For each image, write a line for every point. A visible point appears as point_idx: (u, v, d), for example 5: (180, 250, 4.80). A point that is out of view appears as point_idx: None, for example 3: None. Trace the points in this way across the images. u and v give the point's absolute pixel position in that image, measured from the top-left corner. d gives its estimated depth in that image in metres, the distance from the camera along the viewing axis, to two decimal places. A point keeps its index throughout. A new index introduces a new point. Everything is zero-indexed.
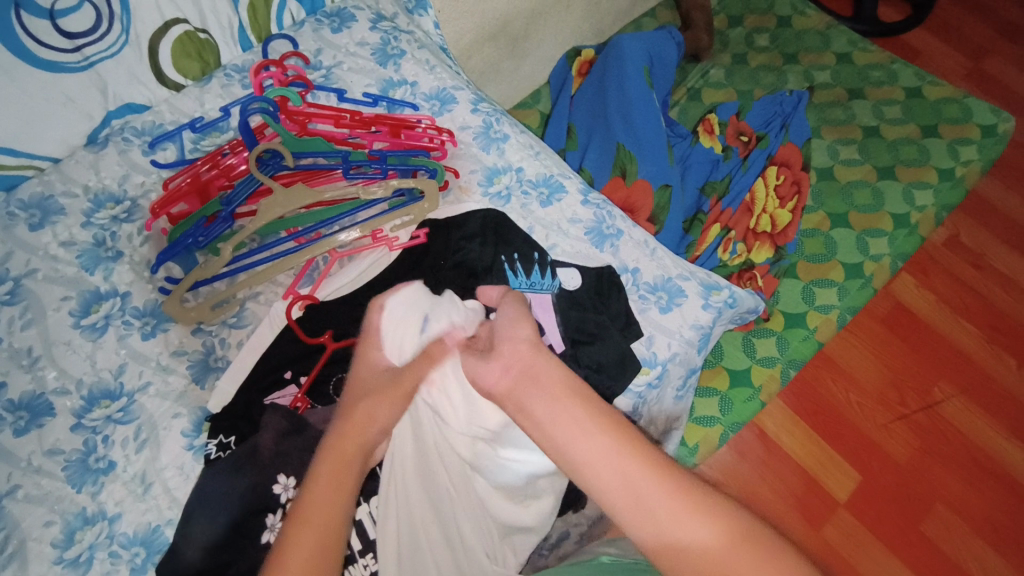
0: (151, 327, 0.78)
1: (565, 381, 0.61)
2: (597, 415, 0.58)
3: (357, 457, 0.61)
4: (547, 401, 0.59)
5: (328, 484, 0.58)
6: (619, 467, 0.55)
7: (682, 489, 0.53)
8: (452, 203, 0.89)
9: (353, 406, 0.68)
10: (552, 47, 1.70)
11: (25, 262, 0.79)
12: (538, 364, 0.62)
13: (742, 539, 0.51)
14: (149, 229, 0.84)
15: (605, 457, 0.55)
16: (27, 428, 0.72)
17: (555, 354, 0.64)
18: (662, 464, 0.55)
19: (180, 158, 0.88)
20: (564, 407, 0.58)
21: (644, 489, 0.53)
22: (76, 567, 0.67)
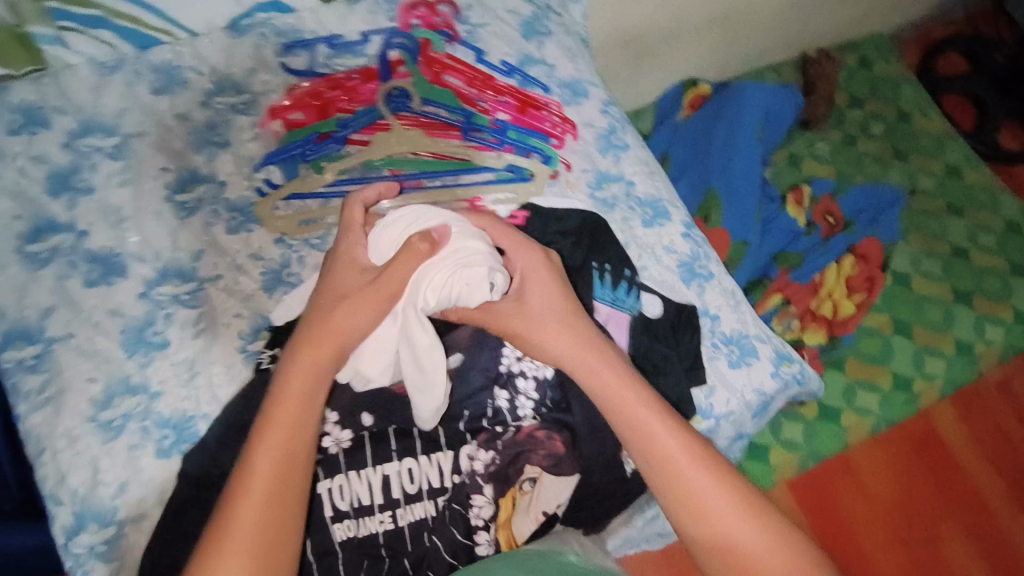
0: (236, 223, 0.78)
1: (624, 381, 0.66)
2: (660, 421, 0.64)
3: (317, 389, 0.59)
4: (621, 396, 0.66)
5: (291, 425, 0.56)
6: (670, 455, 0.62)
7: (728, 477, 0.62)
8: (556, 195, 0.86)
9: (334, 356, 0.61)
10: (674, 70, 1.66)
11: (138, 123, 0.80)
12: (546, 296, 0.71)
13: (770, 527, 0.60)
14: (263, 126, 0.83)
15: (659, 448, 0.63)
16: (97, 282, 0.72)
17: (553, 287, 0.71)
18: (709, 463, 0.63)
19: (308, 68, 0.86)
20: (629, 404, 0.65)
21: (692, 474, 0.61)
22: (106, 431, 0.66)
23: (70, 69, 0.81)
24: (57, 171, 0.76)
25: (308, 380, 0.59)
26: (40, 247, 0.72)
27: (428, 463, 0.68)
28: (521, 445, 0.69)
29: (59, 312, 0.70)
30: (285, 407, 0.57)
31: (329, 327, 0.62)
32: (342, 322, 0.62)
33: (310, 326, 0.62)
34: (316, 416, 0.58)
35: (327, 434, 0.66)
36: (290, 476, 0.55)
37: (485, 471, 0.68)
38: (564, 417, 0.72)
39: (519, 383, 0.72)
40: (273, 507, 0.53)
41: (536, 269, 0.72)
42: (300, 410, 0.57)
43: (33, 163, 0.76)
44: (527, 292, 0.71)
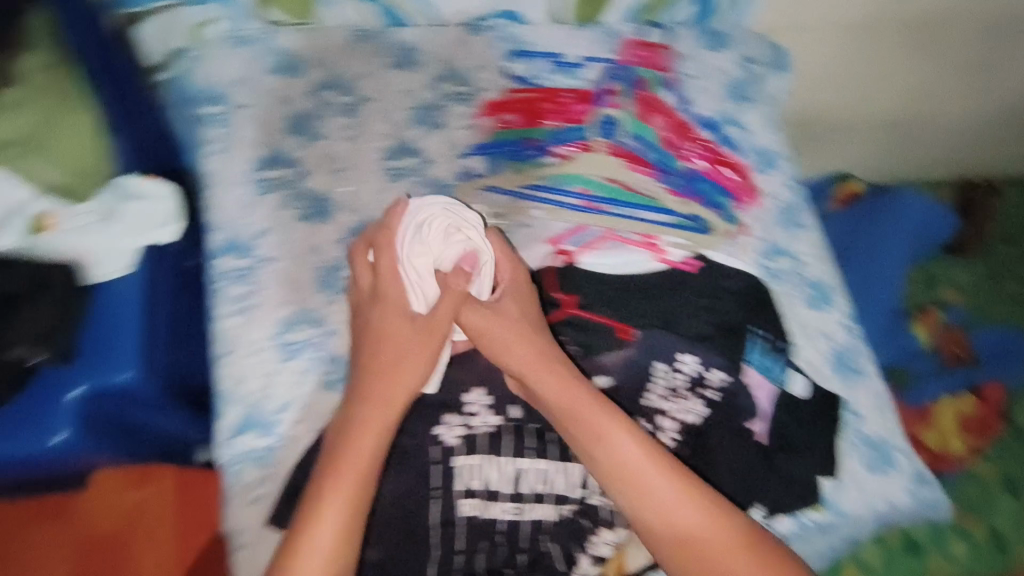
0: (434, 199, 0.84)
1: (644, 455, 0.64)
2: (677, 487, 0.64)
3: (379, 440, 0.63)
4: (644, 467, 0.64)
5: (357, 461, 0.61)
6: (649, 484, 0.63)
7: (711, 506, 0.64)
8: (730, 253, 0.87)
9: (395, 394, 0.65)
10: (887, 155, 1.40)
11: (372, 88, 0.87)
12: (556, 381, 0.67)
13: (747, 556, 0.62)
14: (477, 119, 0.88)
15: (642, 476, 0.64)
16: (307, 219, 0.79)
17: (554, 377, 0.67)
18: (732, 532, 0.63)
19: (526, 78, 0.91)
20: (607, 430, 0.65)
21: (676, 504, 0.63)
22: (286, 351, 0.73)
23: (329, 28, 0.89)
24: (297, 114, 0.83)
25: (369, 431, 0.63)
26: (268, 175, 0.80)
27: (560, 470, 0.70)
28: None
29: (270, 236, 0.77)
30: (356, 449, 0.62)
31: (387, 367, 0.66)
32: (403, 383, 0.66)
33: (372, 371, 0.66)
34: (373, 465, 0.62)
35: (478, 413, 0.71)
36: (353, 513, 0.60)
37: None
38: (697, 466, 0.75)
39: (661, 421, 0.75)
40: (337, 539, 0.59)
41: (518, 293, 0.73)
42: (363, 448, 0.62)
43: (279, 102, 0.83)
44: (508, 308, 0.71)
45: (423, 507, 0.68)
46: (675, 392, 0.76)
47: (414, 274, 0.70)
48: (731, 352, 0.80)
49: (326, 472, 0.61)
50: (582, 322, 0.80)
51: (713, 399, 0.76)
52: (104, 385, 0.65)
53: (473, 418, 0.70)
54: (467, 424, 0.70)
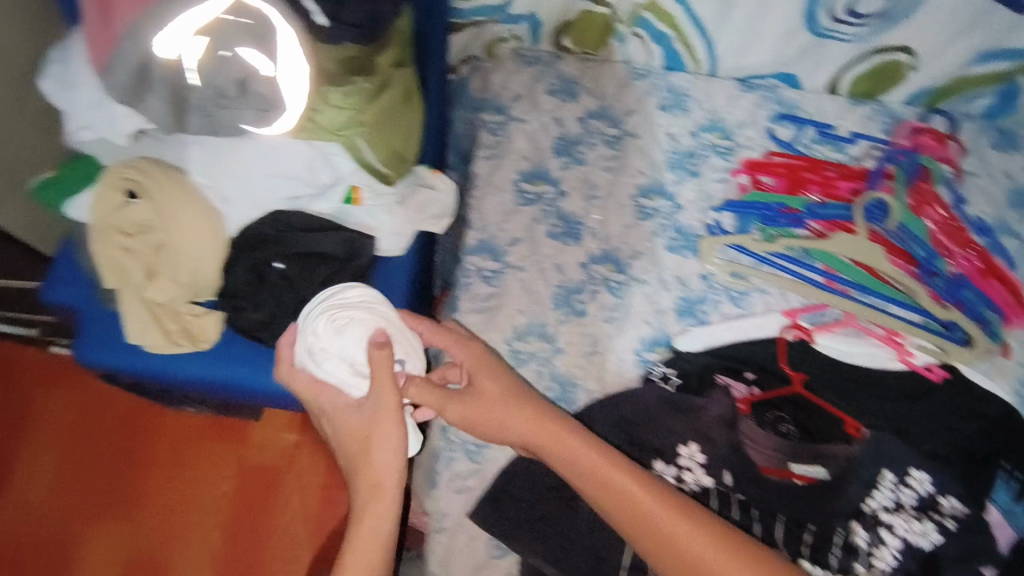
0: (676, 244, 0.85)
1: (655, 498, 0.57)
2: (701, 524, 0.55)
3: (385, 519, 0.55)
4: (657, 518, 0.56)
5: (367, 512, 0.55)
6: (648, 514, 0.56)
7: (725, 526, 0.56)
8: (986, 373, 0.78)
9: (380, 482, 0.56)
10: None
11: (637, 126, 0.89)
12: (533, 424, 0.62)
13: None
14: (732, 175, 0.88)
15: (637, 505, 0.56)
16: (557, 237, 0.83)
17: (531, 414, 0.62)
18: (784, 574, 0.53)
19: (790, 143, 0.89)
20: (597, 466, 0.59)
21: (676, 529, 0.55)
22: (515, 358, 0.77)
23: (610, 60, 0.92)
24: (566, 136, 0.88)
25: (384, 486, 0.56)
26: (530, 188, 0.84)
27: None
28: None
29: (521, 245, 0.82)
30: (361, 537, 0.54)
31: (363, 434, 0.59)
32: (385, 462, 0.57)
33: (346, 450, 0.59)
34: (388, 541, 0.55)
35: (688, 469, 0.71)
36: None
37: None
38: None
39: (883, 535, 0.69)
40: None
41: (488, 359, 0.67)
42: (376, 496, 0.56)
43: (552, 122, 0.88)
44: (482, 384, 0.65)
45: (620, 545, 0.68)
46: (903, 506, 0.70)
47: (348, 369, 0.62)
48: (970, 482, 0.72)
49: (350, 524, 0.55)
50: (806, 405, 0.76)
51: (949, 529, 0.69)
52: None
53: (683, 473, 0.71)
54: (677, 476, 0.71)
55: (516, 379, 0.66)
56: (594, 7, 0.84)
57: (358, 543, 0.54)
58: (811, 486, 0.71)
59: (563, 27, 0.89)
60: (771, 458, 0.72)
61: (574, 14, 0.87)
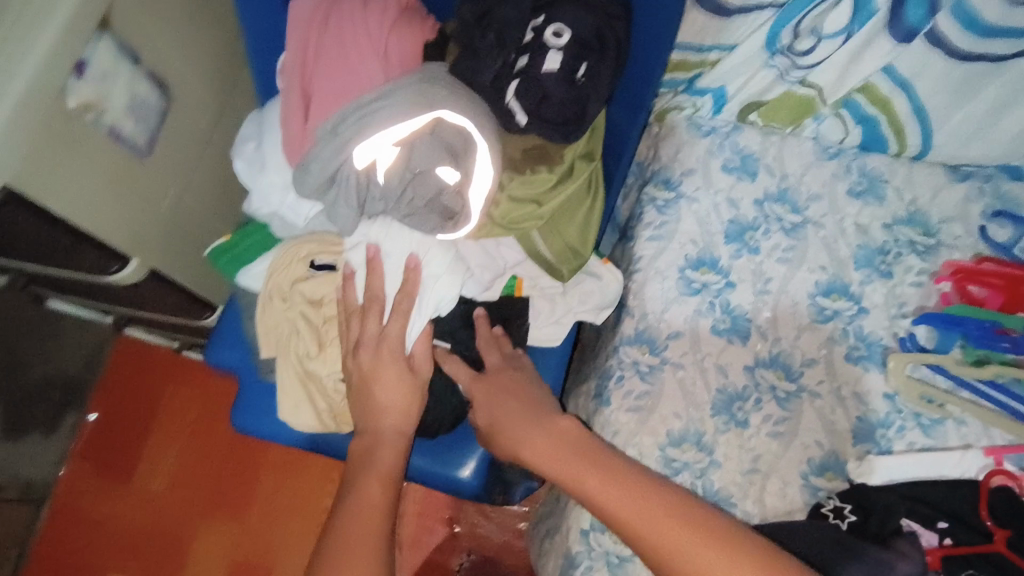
0: (857, 354, 0.75)
1: (625, 484, 0.55)
2: (674, 512, 0.53)
3: (378, 497, 0.58)
4: (632, 511, 0.53)
5: (376, 476, 0.59)
6: (685, 553, 0.51)
7: (706, 516, 0.53)
8: None
9: (368, 471, 0.59)
10: None
11: (822, 213, 0.81)
12: (533, 436, 0.60)
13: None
14: (933, 281, 0.78)
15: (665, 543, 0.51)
16: (721, 334, 0.76)
17: (526, 414, 0.62)
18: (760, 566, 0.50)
19: (1007, 246, 0.78)
20: (622, 502, 0.54)
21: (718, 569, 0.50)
22: (667, 466, 0.72)
23: (796, 135, 0.84)
24: (739, 220, 0.80)
25: (387, 449, 0.60)
26: (696, 277, 0.78)
27: None
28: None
29: (681, 340, 0.76)
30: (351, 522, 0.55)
31: (382, 394, 0.61)
32: (382, 465, 0.60)
33: (355, 387, 0.62)
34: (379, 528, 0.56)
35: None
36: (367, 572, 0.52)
37: None
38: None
39: None
40: None
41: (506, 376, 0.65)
42: (392, 462, 0.60)
43: (725, 203, 0.81)
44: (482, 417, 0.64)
45: None
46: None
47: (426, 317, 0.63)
48: None
49: (358, 478, 0.59)
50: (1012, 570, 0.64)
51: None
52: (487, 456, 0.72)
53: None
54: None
55: (529, 401, 0.63)
56: (798, 88, 0.77)
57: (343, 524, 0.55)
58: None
59: (752, 105, 0.81)
60: None
61: (771, 94, 0.79)
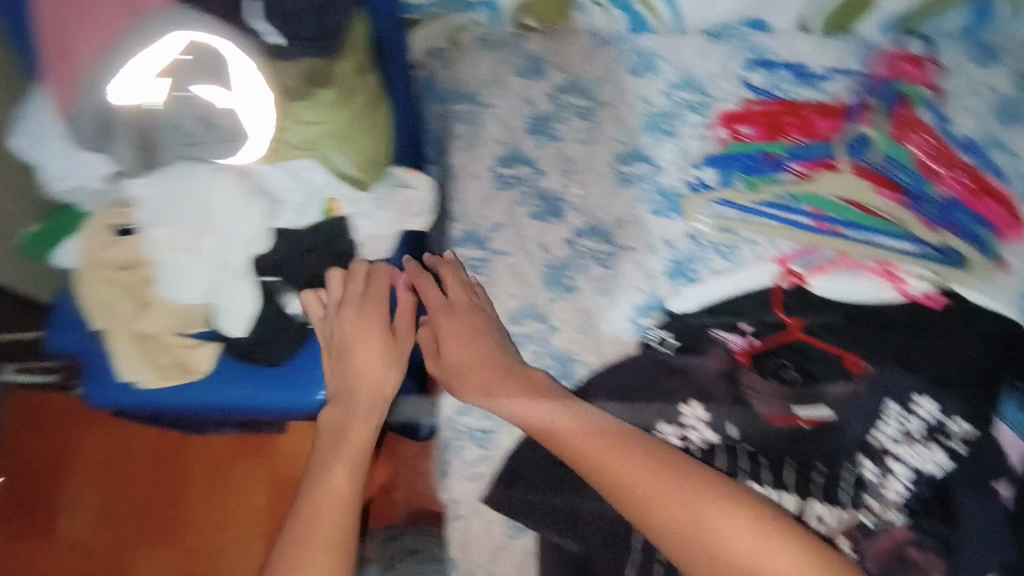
0: (661, 207, 0.84)
1: (579, 423, 0.64)
2: (616, 449, 0.62)
3: (352, 468, 0.66)
4: (586, 445, 0.62)
5: (352, 449, 0.67)
6: (626, 479, 0.59)
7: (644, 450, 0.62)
8: (987, 295, 0.78)
9: (338, 439, 0.67)
10: None
11: (609, 94, 0.89)
12: (510, 381, 0.69)
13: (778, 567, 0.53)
14: (710, 130, 0.87)
15: (648, 492, 0.58)
16: (540, 217, 0.83)
17: (497, 354, 0.72)
18: (685, 485, 0.58)
19: (766, 89, 0.88)
20: (581, 441, 0.63)
21: (696, 512, 0.56)
22: (511, 341, 0.79)
23: (573, 32, 0.92)
24: (538, 114, 0.88)
25: (356, 422, 0.68)
26: (508, 172, 0.85)
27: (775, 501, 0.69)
28: (868, 529, 0.67)
29: (505, 230, 0.83)
30: (325, 492, 0.63)
31: (364, 360, 0.69)
32: (354, 433, 0.67)
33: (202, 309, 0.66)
34: (352, 489, 0.65)
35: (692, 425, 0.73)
36: (340, 536, 0.61)
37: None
38: (939, 530, 0.67)
39: (892, 464, 0.70)
40: (329, 546, 0.60)
41: (475, 323, 0.73)
42: (365, 433, 0.68)
43: (523, 103, 0.88)
44: (452, 354, 0.72)
45: None
46: (915, 438, 0.70)
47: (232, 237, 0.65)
48: (985, 404, 0.71)
49: (326, 457, 0.66)
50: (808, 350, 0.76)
51: (959, 453, 0.69)
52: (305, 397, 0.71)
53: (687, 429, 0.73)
54: (682, 434, 0.73)
55: (499, 350, 0.73)
56: None
57: (321, 492, 0.64)
58: (818, 429, 0.72)
59: (524, 7, 0.90)
60: (777, 406, 0.73)
61: None
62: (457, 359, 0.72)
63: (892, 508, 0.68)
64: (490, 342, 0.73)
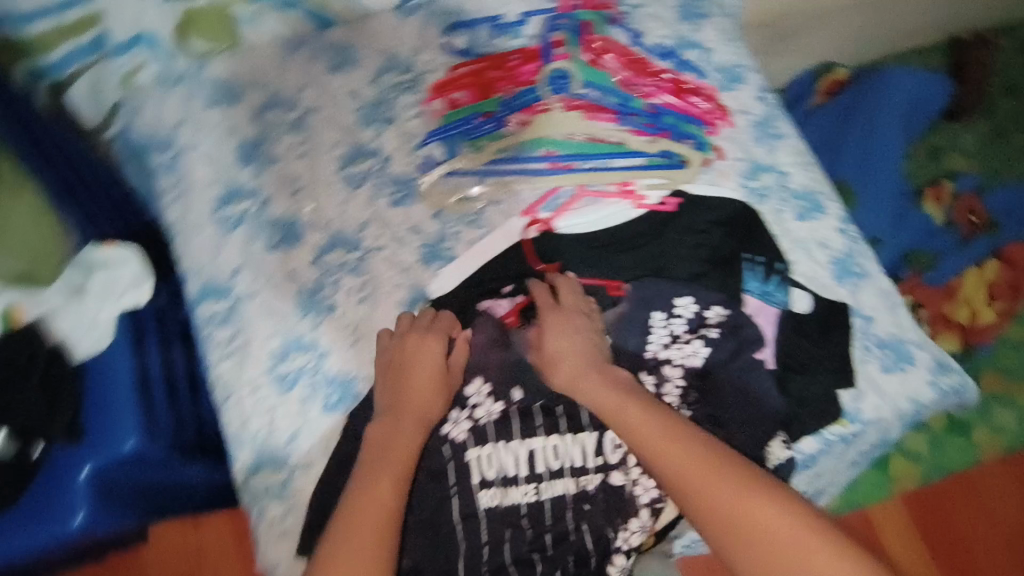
0: (399, 197, 0.82)
1: (624, 397, 0.67)
2: (667, 432, 0.64)
3: (395, 490, 0.64)
4: (630, 417, 0.66)
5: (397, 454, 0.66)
6: (683, 463, 0.62)
7: (699, 436, 0.64)
8: (709, 183, 0.84)
9: (379, 457, 0.66)
10: (825, 44, 1.43)
11: (315, 98, 0.84)
12: (580, 354, 0.71)
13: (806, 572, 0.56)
14: (425, 105, 0.84)
15: (714, 497, 0.60)
16: (278, 246, 0.78)
17: (568, 336, 0.72)
18: (736, 477, 0.61)
19: (468, 49, 0.87)
20: (636, 419, 0.66)
21: (768, 519, 0.58)
22: (283, 384, 0.73)
23: (257, 47, 0.86)
24: (247, 140, 0.81)
25: (406, 430, 0.68)
26: (231, 210, 0.79)
27: (571, 445, 0.71)
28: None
29: (245, 272, 0.77)
30: (361, 519, 0.61)
31: (421, 381, 0.70)
32: (402, 448, 0.66)
33: None
34: (389, 511, 0.62)
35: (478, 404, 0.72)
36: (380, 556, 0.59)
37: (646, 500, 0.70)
38: (712, 414, 0.74)
39: (665, 370, 0.75)
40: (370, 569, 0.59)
41: (567, 319, 0.73)
42: (407, 448, 0.67)
43: (228, 133, 0.81)
44: (550, 346, 0.72)
45: (444, 504, 0.69)
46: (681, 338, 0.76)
47: None
48: (728, 284, 0.79)
49: (366, 477, 0.64)
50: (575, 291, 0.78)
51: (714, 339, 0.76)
52: (107, 458, 0.71)
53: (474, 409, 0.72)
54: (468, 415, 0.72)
55: (588, 343, 0.72)
56: None
57: (360, 510, 0.62)
58: None
59: (186, 30, 0.83)
60: None
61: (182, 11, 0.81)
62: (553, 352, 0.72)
63: (674, 410, 0.74)
64: (572, 337, 0.72)
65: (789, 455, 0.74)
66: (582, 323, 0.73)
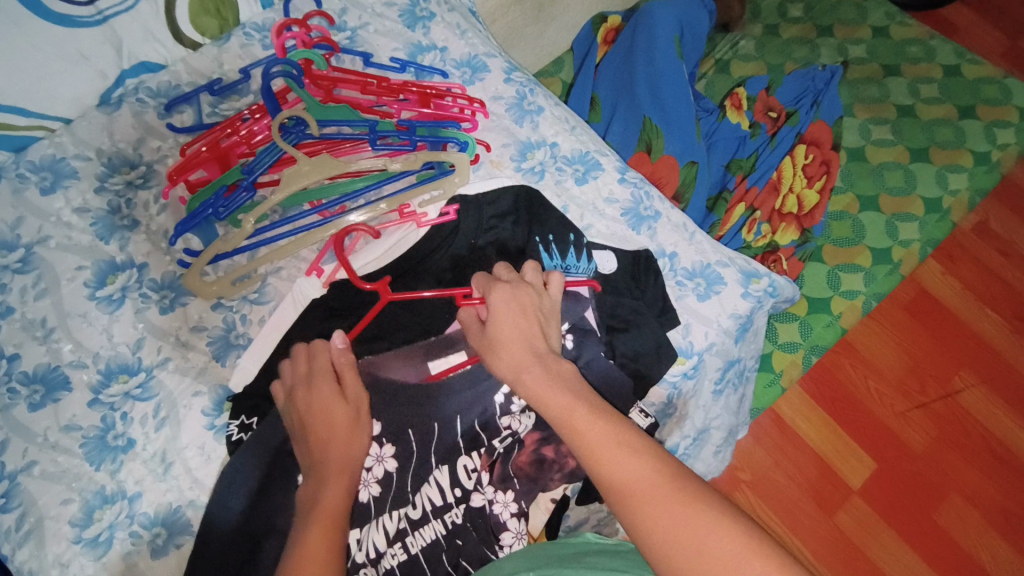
0: (168, 302, 0.75)
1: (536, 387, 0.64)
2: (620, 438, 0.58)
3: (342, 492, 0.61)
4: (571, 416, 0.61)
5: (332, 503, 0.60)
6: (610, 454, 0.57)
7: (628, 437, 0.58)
8: (483, 178, 0.84)
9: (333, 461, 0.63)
10: (581, 10, 1.39)
11: (37, 228, 0.74)
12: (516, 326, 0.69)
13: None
14: (166, 196, 0.79)
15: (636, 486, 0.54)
16: (43, 403, 0.69)
17: (520, 312, 0.69)
18: (659, 468, 0.56)
19: (197, 123, 0.82)
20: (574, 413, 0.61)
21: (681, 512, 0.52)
22: (96, 547, 0.66)
23: None
24: None
25: (352, 432, 0.65)
26: None
27: (426, 487, 0.71)
28: (507, 452, 0.73)
29: (12, 444, 0.67)
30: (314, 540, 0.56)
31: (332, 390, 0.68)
32: (342, 451, 0.64)
33: None
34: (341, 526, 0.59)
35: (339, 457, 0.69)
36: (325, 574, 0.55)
37: (509, 511, 0.72)
38: None
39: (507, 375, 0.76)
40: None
41: (517, 295, 0.70)
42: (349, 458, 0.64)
43: None
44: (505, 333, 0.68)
45: None
46: None
47: None
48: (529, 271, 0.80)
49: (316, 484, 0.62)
50: (477, 289, 0.74)
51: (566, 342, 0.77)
52: None
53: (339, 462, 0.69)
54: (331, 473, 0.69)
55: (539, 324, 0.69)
56: None
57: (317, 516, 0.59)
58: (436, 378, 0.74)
59: None
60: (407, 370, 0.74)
61: None
62: (502, 337, 0.68)
63: (519, 418, 0.74)
64: (512, 301, 0.70)
65: (651, 420, 0.78)
66: (518, 294, 0.71)
